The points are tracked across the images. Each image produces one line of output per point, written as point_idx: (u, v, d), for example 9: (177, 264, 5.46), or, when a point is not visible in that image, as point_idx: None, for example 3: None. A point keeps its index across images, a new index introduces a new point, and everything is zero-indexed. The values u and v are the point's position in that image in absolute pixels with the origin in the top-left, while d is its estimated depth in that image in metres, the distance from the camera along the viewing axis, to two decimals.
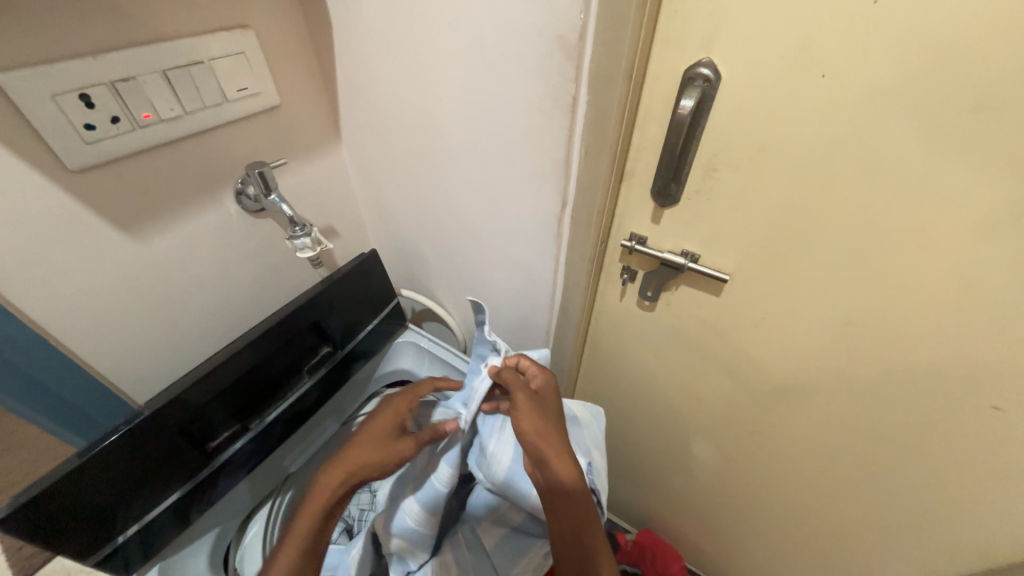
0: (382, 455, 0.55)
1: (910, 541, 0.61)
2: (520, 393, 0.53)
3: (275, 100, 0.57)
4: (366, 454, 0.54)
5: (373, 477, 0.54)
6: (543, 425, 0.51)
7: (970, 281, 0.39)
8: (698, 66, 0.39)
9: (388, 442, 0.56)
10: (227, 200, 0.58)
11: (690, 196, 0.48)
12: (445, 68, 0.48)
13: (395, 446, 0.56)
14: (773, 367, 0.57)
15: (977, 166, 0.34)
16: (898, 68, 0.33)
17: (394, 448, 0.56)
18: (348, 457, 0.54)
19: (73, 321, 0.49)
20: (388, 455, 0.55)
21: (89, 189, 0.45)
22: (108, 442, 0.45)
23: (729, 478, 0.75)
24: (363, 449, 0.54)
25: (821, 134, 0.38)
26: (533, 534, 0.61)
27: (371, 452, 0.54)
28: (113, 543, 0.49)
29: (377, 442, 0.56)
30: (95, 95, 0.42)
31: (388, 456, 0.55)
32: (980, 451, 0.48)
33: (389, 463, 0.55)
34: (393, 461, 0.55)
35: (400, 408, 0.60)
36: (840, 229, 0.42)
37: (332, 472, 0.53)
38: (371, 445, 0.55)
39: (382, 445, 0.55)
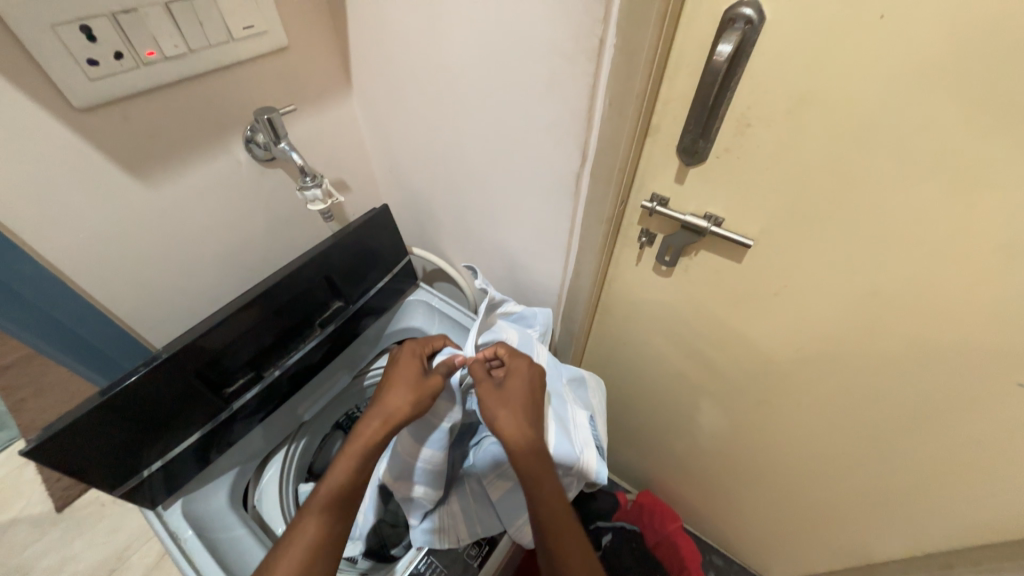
0: (411, 395, 0.58)
1: (912, 511, 0.62)
2: (484, 383, 0.57)
3: (283, 42, 0.54)
4: (398, 404, 0.57)
5: (414, 416, 0.57)
6: (503, 409, 0.55)
7: (1016, 255, 0.36)
8: (740, 5, 0.35)
9: (416, 382, 0.59)
10: (237, 147, 0.56)
11: (719, 154, 0.45)
12: (461, 7, 0.44)
13: (425, 383, 0.59)
14: (790, 337, 0.55)
15: None
16: (974, 6, 0.29)
17: (424, 385, 0.59)
18: (383, 404, 0.57)
19: (88, 264, 0.50)
20: (420, 392, 0.58)
21: (95, 130, 0.44)
22: (128, 382, 0.46)
23: (733, 444, 0.76)
24: (395, 393, 0.58)
25: (871, 85, 0.34)
26: None
27: (402, 394, 0.57)
28: (138, 477, 0.51)
29: (405, 384, 0.58)
30: (96, 27, 0.40)
31: (420, 394, 0.58)
32: (998, 430, 0.47)
33: (422, 400, 0.58)
34: (427, 398, 0.58)
35: (420, 354, 0.63)
36: (880, 192, 0.39)
37: (371, 419, 0.56)
38: (400, 394, 0.57)
39: (411, 386, 0.58)
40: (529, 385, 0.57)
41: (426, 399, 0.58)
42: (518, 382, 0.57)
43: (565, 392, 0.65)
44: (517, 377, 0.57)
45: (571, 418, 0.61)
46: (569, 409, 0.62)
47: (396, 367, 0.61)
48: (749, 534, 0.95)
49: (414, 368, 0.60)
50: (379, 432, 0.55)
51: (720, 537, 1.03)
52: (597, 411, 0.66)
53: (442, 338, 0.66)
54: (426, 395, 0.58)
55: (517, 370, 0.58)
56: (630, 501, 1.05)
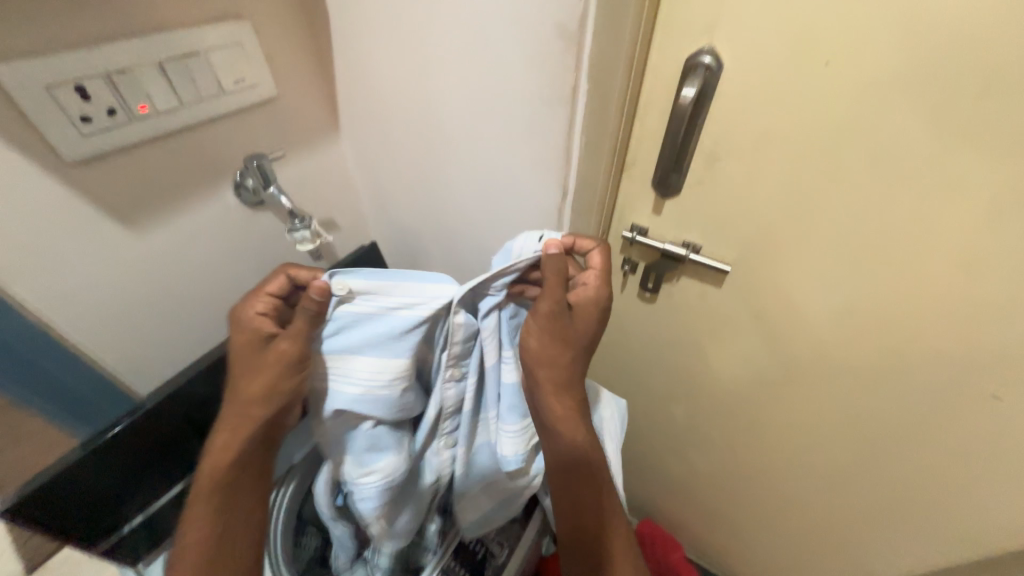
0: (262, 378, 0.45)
1: (910, 529, 0.62)
2: (548, 303, 0.44)
3: (273, 92, 0.56)
4: (246, 394, 0.46)
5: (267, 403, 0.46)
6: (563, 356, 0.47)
7: (973, 272, 0.39)
8: (700, 54, 0.38)
9: (257, 358, 0.45)
10: (226, 191, 0.57)
11: (692, 186, 0.47)
12: (443, 59, 0.47)
13: (266, 359, 0.45)
14: (774, 358, 0.57)
15: (978, 155, 0.33)
16: (897, 57, 0.32)
17: (265, 360, 0.45)
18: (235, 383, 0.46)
19: (73, 314, 0.49)
20: (266, 375, 0.44)
21: (86, 182, 0.45)
22: (111, 434, 0.45)
23: (728, 467, 0.76)
24: (246, 378, 0.45)
25: (821, 124, 0.37)
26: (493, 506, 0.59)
27: (255, 375, 0.45)
28: (119, 532, 0.50)
29: (248, 364, 0.45)
30: (91, 87, 0.41)
31: (269, 375, 0.45)
32: (981, 441, 0.48)
33: (279, 382, 0.45)
34: (277, 375, 0.45)
35: (256, 313, 0.45)
36: (842, 220, 0.42)
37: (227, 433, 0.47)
38: (250, 380, 0.45)
39: (255, 368, 0.45)
40: (600, 325, 0.48)
41: (283, 379, 0.45)
42: (588, 322, 0.47)
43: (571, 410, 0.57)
44: (592, 313, 0.46)
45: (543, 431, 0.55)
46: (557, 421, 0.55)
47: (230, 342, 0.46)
48: (753, 561, 0.92)
49: (258, 337, 0.45)
50: (230, 439, 0.47)
51: (723, 565, 1.00)
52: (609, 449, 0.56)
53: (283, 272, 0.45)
54: (274, 375, 0.45)
55: (593, 303, 0.46)
56: None
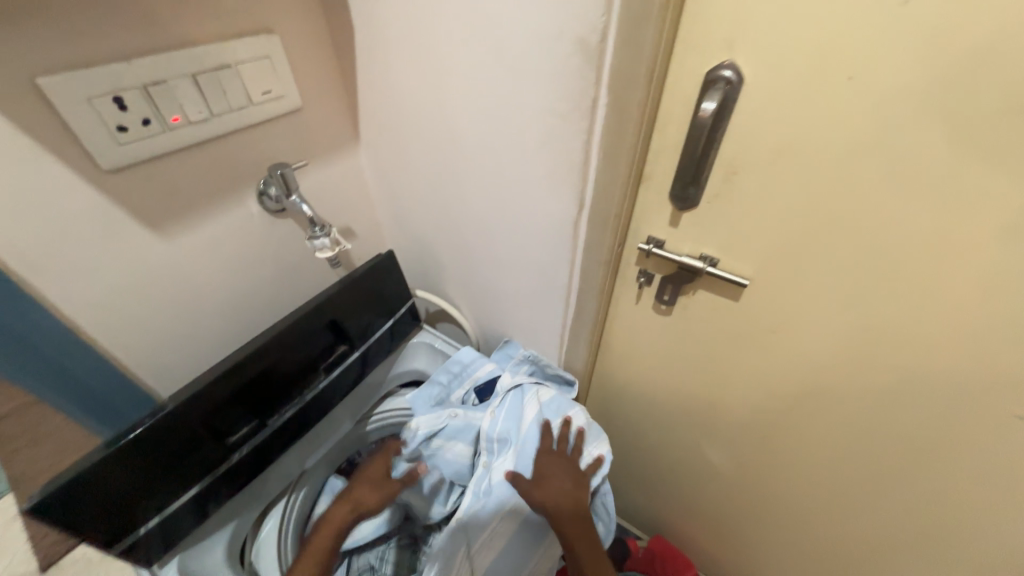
0: (380, 499, 0.68)
1: (936, 557, 0.59)
2: (543, 457, 0.63)
3: (297, 104, 0.58)
4: (365, 498, 0.67)
5: (372, 511, 0.67)
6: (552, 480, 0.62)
7: (1002, 291, 0.37)
8: (720, 68, 0.38)
9: (379, 484, 0.69)
10: (250, 200, 0.59)
11: (709, 199, 0.47)
12: (465, 74, 0.48)
13: (385, 486, 0.69)
14: (793, 374, 0.55)
15: (1008, 172, 0.33)
16: (923, 72, 0.32)
17: (387, 488, 0.69)
18: (351, 493, 0.67)
19: (100, 316, 0.51)
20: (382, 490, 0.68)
21: (119, 189, 0.46)
22: (134, 435, 0.47)
23: (743, 486, 0.74)
24: (363, 488, 0.68)
25: (843, 138, 0.37)
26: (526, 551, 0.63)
27: (368, 491, 0.67)
28: (136, 533, 0.50)
29: (373, 483, 0.68)
30: (128, 97, 0.43)
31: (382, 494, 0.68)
32: (1010, 467, 0.46)
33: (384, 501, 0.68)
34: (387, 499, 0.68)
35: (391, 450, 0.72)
36: (864, 235, 0.41)
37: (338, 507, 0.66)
38: (362, 490, 0.68)
39: (374, 487, 0.68)
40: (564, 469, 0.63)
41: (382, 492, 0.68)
42: (557, 482, 0.62)
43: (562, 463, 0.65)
44: (558, 472, 0.62)
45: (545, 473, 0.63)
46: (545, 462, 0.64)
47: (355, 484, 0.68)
48: None
49: (382, 470, 0.70)
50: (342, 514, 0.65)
51: None
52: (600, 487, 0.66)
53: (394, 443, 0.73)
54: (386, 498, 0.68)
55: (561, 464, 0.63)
56: (641, 549, 1.00)
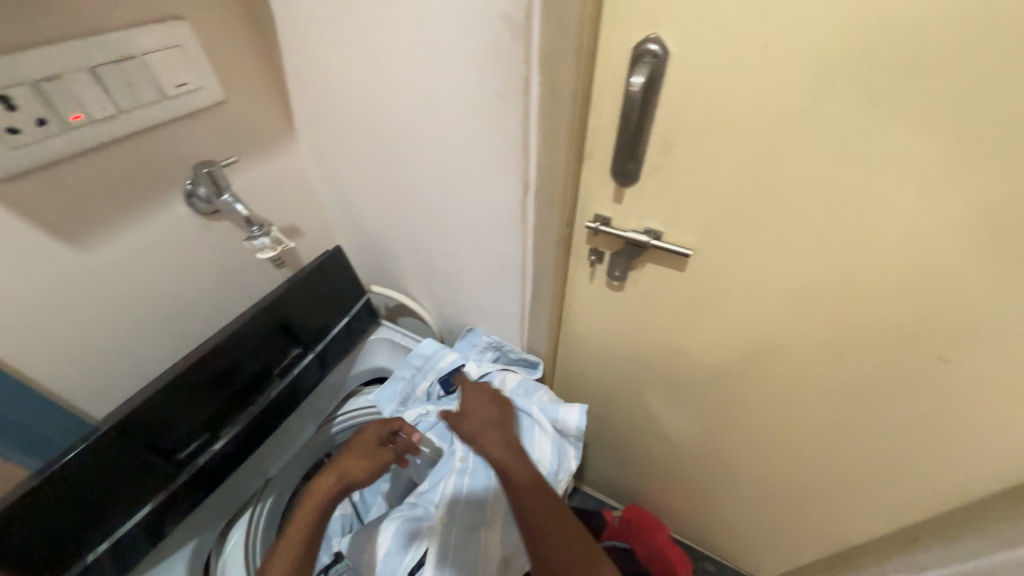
0: (373, 466, 0.63)
1: (875, 491, 0.65)
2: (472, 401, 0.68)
3: (220, 97, 0.54)
4: (353, 468, 0.62)
5: (365, 480, 0.63)
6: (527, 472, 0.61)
7: (912, 242, 0.41)
8: (647, 41, 0.39)
9: (375, 451, 0.64)
10: (178, 202, 0.55)
11: (649, 173, 0.48)
12: (396, 56, 0.47)
13: (379, 455, 0.64)
14: (739, 336, 0.58)
15: (908, 129, 0.35)
16: (832, 38, 0.33)
17: (381, 457, 0.64)
18: (339, 466, 0.62)
19: (15, 338, 0.47)
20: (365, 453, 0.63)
21: (19, 198, 0.42)
22: (66, 461, 0.43)
23: (705, 448, 0.78)
24: (353, 459, 0.63)
25: (764, 106, 0.38)
26: (479, 540, 0.61)
27: (358, 460, 0.63)
28: (82, 564, 0.47)
29: (363, 451, 0.63)
30: (17, 96, 0.39)
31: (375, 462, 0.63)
32: (930, 402, 0.51)
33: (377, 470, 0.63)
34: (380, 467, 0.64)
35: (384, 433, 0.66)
36: (792, 199, 0.43)
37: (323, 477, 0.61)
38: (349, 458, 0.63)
39: (369, 454, 0.63)
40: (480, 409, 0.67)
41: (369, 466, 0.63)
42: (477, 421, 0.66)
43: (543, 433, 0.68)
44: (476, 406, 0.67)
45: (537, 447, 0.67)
46: (535, 447, 0.67)
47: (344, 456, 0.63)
48: (736, 536, 0.95)
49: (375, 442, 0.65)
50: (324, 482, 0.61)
51: (707, 542, 1.03)
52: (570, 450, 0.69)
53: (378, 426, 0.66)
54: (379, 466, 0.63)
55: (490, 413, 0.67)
56: (617, 518, 1.04)
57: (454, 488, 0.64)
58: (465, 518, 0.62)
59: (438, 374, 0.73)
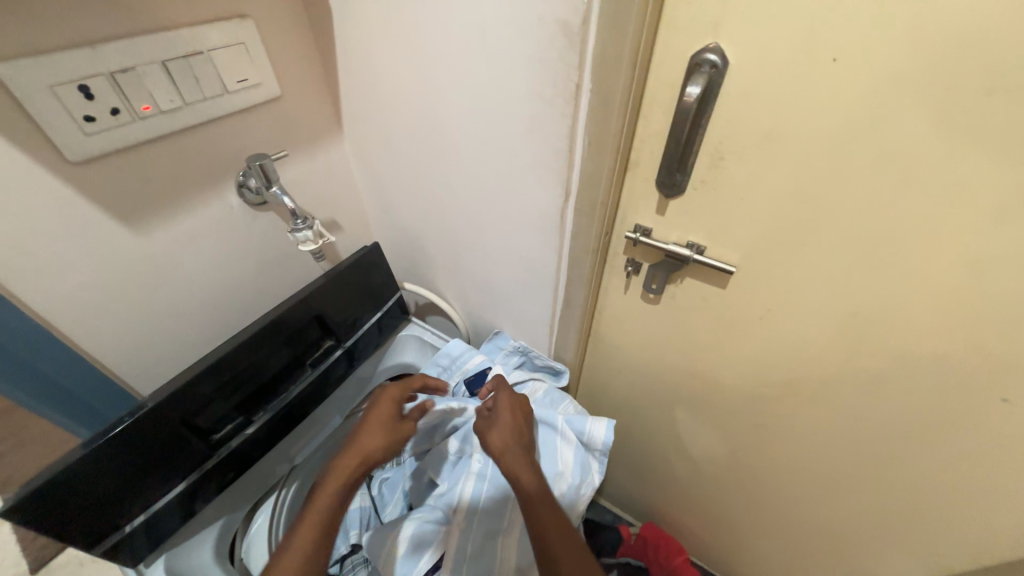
0: (393, 441, 0.60)
1: (919, 535, 0.61)
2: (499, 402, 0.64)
3: (276, 92, 0.56)
4: (375, 449, 0.58)
5: (387, 458, 0.59)
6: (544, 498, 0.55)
7: (983, 274, 0.38)
8: (705, 51, 0.38)
9: (390, 426, 0.61)
10: (229, 192, 0.58)
11: (696, 185, 0.47)
12: (448, 58, 0.47)
13: (399, 428, 0.61)
14: (780, 359, 0.56)
15: (988, 154, 0.33)
16: (908, 54, 0.32)
17: (399, 431, 0.61)
18: (358, 447, 0.58)
19: (76, 313, 0.49)
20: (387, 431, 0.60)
21: (88, 182, 0.45)
22: (113, 434, 0.45)
23: (733, 472, 0.75)
24: (371, 437, 0.59)
25: (827, 122, 0.37)
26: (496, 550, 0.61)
27: (376, 438, 0.59)
28: (119, 533, 0.49)
29: (383, 427, 0.60)
30: (95, 86, 0.41)
31: (396, 437, 0.60)
32: (989, 446, 0.47)
33: (398, 444, 0.60)
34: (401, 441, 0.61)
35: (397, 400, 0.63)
36: (850, 220, 0.41)
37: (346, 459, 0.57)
38: (372, 437, 0.59)
39: (386, 430, 0.60)
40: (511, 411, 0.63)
41: (397, 441, 0.60)
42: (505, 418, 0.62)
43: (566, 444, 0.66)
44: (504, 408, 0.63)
45: (559, 457, 0.65)
46: (557, 457, 0.65)
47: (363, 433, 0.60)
48: (759, 566, 0.91)
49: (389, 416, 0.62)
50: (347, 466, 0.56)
51: (727, 570, 0.99)
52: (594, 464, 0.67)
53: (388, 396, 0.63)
54: (400, 440, 0.61)
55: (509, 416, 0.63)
56: (634, 535, 1.01)
57: (473, 493, 0.64)
58: (482, 526, 0.62)
59: (463, 374, 0.73)
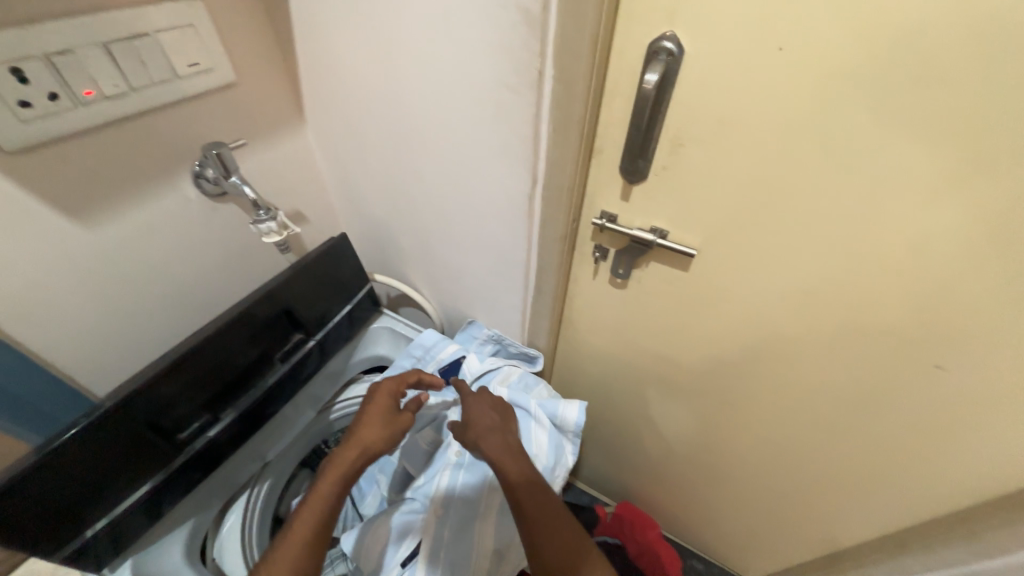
0: (390, 433, 0.60)
1: (867, 496, 0.65)
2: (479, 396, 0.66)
3: (231, 78, 0.54)
4: (373, 439, 0.58)
5: (387, 450, 0.59)
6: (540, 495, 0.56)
7: (916, 251, 0.41)
8: (661, 39, 0.39)
9: (389, 418, 0.61)
10: (185, 183, 0.55)
11: (657, 171, 0.48)
12: (411, 43, 0.46)
13: (397, 420, 0.61)
14: (739, 338, 0.59)
15: (917, 138, 0.35)
16: (845, 44, 0.34)
17: (397, 422, 0.61)
18: (359, 439, 0.58)
19: (20, 313, 0.47)
20: (387, 423, 0.60)
21: (27, 172, 0.42)
22: (68, 437, 0.43)
23: (700, 447, 0.79)
24: (370, 428, 0.59)
25: (776, 108, 0.39)
26: (473, 534, 0.61)
27: (376, 429, 0.59)
28: (80, 540, 0.47)
29: (382, 419, 0.60)
30: (29, 69, 0.39)
31: (394, 429, 0.60)
32: (925, 410, 0.51)
33: (397, 436, 0.60)
34: (400, 433, 0.61)
35: (394, 392, 0.63)
36: (800, 202, 0.43)
37: (345, 451, 0.57)
38: (370, 428, 0.59)
39: (386, 422, 0.60)
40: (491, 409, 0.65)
41: (395, 433, 0.60)
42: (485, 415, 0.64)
43: (541, 428, 0.67)
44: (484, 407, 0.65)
45: (535, 441, 0.66)
46: (533, 441, 0.66)
47: (362, 425, 0.60)
48: (725, 535, 0.96)
49: (384, 408, 0.62)
50: (347, 459, 0.56)
51: (697, 541, 1.04)
52: (567, 445, 0.69)
53: (382, 387, 0.63)
54: (398, 432, 0.60)
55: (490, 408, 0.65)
56: (609, 513, 1.05)
57: (449, 480, 0.64)
58: (458, 512, 0.62)
59: (438, 364, 0.73)
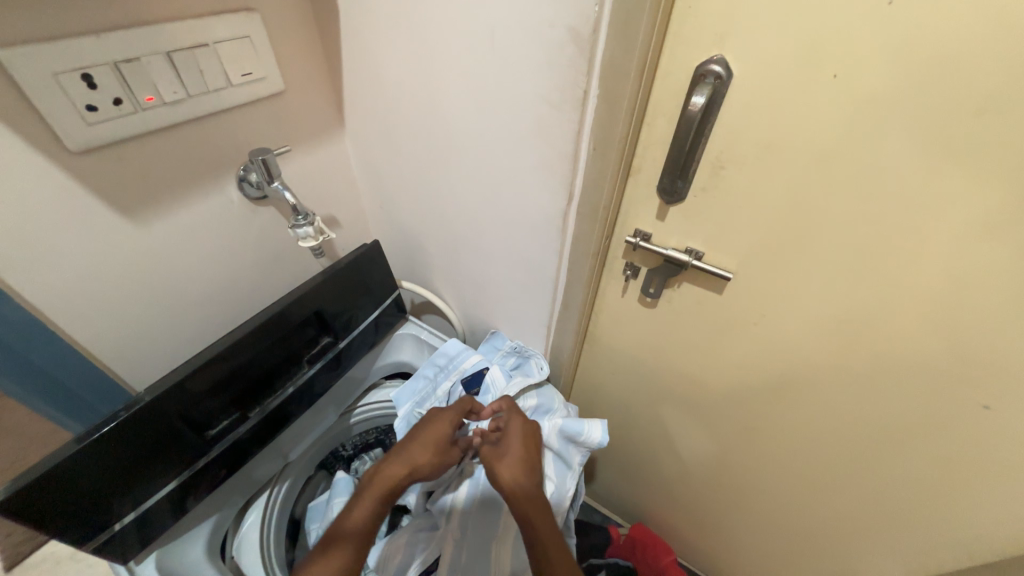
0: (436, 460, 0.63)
1: (901, 538, 0.62)
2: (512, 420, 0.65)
3: (279, 86, 0.56)
4: (421, 464, 0.62)
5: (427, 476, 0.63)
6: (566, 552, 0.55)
7: (969, 286, 0.39)
8: (710, 62, 0.38)
9: (442, 446, 0.64)
10: (229, 186, 0.57)
11: (696, 193, 0.48)
12: (457, 61, 0.47)
13: (448, 451, 0.64)
14: (772, 364, 0.57)
15: (976, 171, 0.34)
16: (902, 74, 0.33)
17: (447, 453, 0.64)
18: (409, 458, 0.62)
19: (71, 306, 0.49)
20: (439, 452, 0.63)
21: (87, 171, 0.44)
22: (107, 429, 0.45)
23: (722, 474, 0.76)
24: (423, 452, 0.62)
25: (826, 135, 0.38)
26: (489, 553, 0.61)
27: (427, 455, 0.62)
28: (111, 529, 0.48)
29: (436, 447, 0.63)
30: (98, 75, 0.41)
31: (442, 460, 0.63)
32: (971, 452, 0.49)
33: (441, 466, 0.64)
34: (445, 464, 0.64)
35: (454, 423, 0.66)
36: (845, 230, 0.42)
37: (395, 469, 0.61)
38: (422, 454, 0.62)
39: (438, 451, 0.63)
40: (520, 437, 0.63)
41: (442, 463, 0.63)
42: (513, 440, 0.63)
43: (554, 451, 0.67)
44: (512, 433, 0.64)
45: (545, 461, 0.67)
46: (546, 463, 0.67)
47: (414, 446, 0.63)
48: (743, 567, 0.93)
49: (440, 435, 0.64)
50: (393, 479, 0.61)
51: (713, 570, 1.01)
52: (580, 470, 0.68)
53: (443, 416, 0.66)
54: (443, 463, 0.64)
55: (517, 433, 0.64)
56: (622, 535, 1.02)
57: (464, 498, 0.65)
58: (474, 530, 0.63)
59: (461, 374, 0.73)
